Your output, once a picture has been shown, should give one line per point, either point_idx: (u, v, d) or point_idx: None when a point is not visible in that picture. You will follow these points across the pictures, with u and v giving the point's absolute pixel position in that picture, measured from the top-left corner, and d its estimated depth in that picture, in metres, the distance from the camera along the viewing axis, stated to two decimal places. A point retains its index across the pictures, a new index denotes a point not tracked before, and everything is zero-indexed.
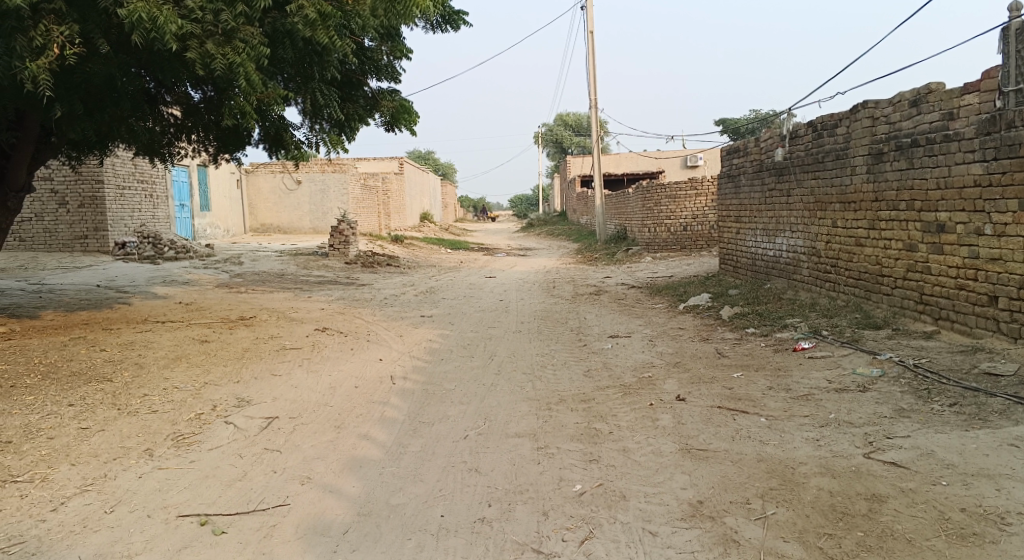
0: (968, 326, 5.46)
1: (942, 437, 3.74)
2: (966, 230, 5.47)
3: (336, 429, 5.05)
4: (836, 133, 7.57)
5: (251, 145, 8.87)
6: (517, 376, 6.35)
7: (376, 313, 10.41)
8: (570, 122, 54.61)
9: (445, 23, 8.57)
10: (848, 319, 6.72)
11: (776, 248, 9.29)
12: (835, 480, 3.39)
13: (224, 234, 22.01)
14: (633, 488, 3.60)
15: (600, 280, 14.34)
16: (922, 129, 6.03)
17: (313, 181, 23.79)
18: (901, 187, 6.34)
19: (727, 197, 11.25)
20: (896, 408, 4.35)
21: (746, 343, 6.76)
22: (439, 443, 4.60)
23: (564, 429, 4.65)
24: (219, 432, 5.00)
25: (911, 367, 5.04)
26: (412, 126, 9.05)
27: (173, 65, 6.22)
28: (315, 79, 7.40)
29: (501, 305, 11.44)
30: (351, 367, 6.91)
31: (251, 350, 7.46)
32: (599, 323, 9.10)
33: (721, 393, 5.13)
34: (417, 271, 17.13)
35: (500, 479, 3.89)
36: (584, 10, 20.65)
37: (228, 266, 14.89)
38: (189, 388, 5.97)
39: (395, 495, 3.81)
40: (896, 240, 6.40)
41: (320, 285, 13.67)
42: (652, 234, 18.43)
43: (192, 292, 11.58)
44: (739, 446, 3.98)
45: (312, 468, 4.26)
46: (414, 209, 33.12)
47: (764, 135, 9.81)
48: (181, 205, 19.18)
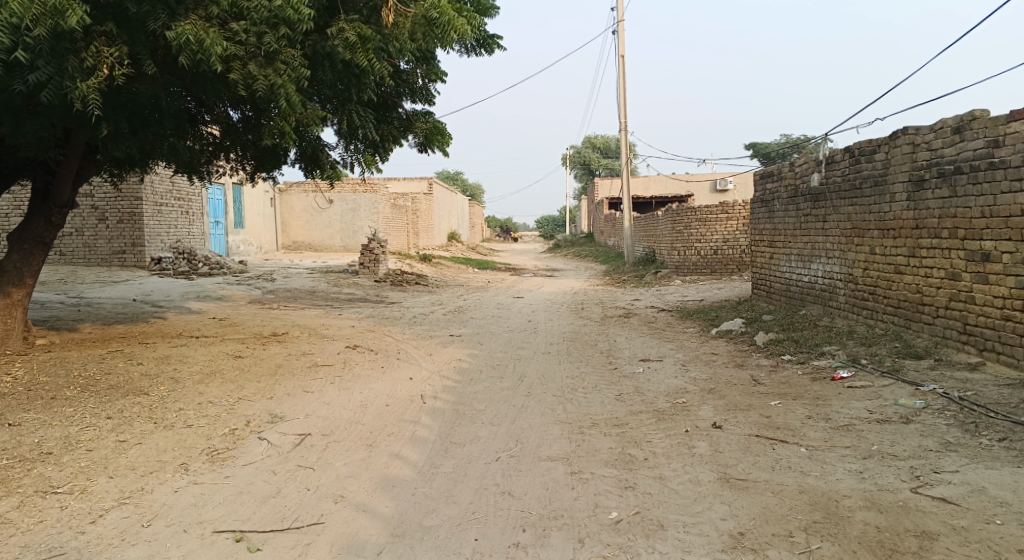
0: (1015, 358, 5.30)
1: (993, 473, 3.62)
2: (1012, 260, 5.34)
3: (368, 447, 5.05)
4: (874, 159, 7.48)
5: (287, 164, 9.04)
6: (548, 399, 6.31)
7: (405, 332, 10.46)
8: (598, 144, 54.73)
9: (479, 47, 8.69)
10: (888, 348, 6.57)
11: (811, 274, 9.16)
12: (882, 515, 3.29)
13: (257, 251, 22.38)
14: (671, 517, 3.53)
15: (629, 303, 14.27)
16: (966, 156, 5.93)
17: (344, 201, 24.17)
18: (943, 215, 6.22)
19: (760, 222, 11.14)
20: (943, 441, 4.22)
21: (782, 371, 6.64)
22: (472, 465, 4.57)
23: (598, 454, 4.60)
24: (253, 448, 5.04)
25: (956, 399, 4.90)
26: (445, 147, 9.16)
27: (216, 86, 6.42)
28: (352, 101, 7.53)
29: (529, 325, 11.42)
30: (382, 386, 6.93)
31: (283, 366, 7.53)
32: (630, 346, 9.02)
33: (758, 421, 5.04)
34: (445, 290, 17.22)
35: (534, 503, 3.85)
36: (615, 34, 20.80)
37: (260, 282, 15.12)
38: (223, 403, 6.04)
39: (429, 517, 3.79)
40: (938, 268, 6.27)
41: (350, 302, 13.80)
42: (682, 257, 18.30)
43: (225, 307, 11.77)
44: (779, 477, 3.90)
45: (345, 487, 4.26)
46: (442, 229, 33.37)
47: (798, 159, 9.72)
48: (216, 222, 19.59)
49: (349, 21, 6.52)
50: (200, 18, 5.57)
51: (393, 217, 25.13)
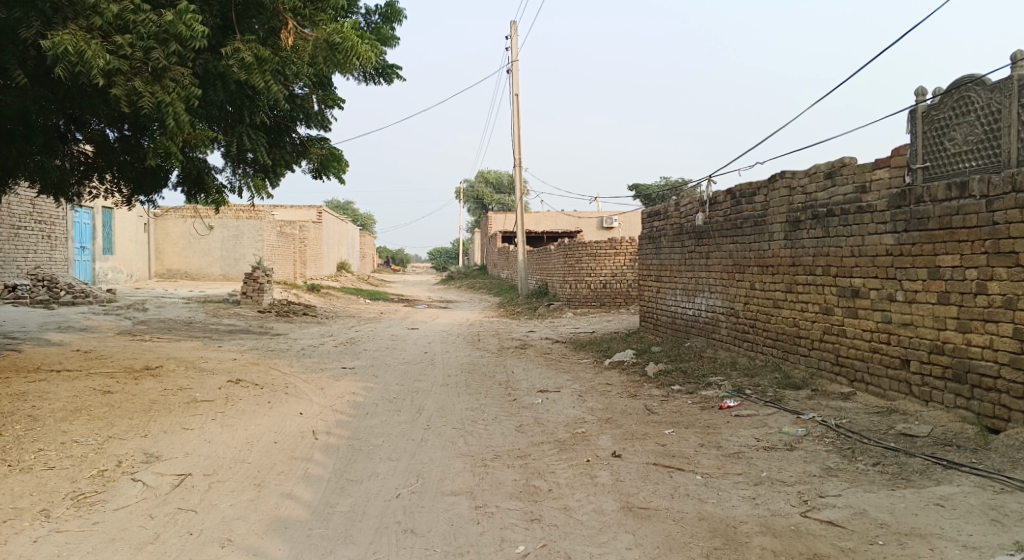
0: (881, 388, 5.80)
1: (871, 496, 3.90)
2: (878, 296, 5.87)
3: (256, 487, 4.71)
4: (754, 201, 8.06)
5: (168, 187, 8.46)
6: (448, 431, 6.18)
7: (294, 364, 9.98)
8: (491, 179, 55.47)
9: (378, 76, 8.63)
10: (769, 379, 7.02)
11: (695, 308, 9.67)
12: (777, 539, 3.45)
13: (127, 278, 20.73)
14: (578, 548, 3.53)
15: (524, 335, 14.40)
16: (837, 200, 6.53)
17: (226, 227, 22.97)
18: (817, 253, 6.78)
19: (647, 257, 11.65)
20: (824, 466, 4.53)
21: (674, 400, 6.89)
22: (370, 502, 4.37)
23: (502, 487, 4.54)
24: (126, 490, 4.58)
25: (834, 427, 5.28)
26: (342, 175, 8.93)
27: (94, 101, 6.01)
28: (244, 122, 7.19)
29: (425, 357, 11.24)
30: (271, 421, 6.53)
31: (159, 402, 6.94)
32: (527, 377, 9.07)
33: (655, 450, 5.19)
34: (335, 322, 16.65)
35: (439, 541, 3.72)
36: (509, 73, 21.34)
37: (131, 312, 13.99)
38: (91, 442, 5.46)
39: (327, 559, 3.57)
40: (813, 303, 6.80)
41: (231, 334, 13.02)
42: (573, 291, 18.79)
43: (90, 339, 10.75)
44: (679, 504, 4.01)
45: (233, 530, 3.94)
46: (331, 258, 32.39)
47: (682, 200, 10.28)
48: (81, 247, 18.03)
49: (245, 41, 6.25)
50: (79, 28, 5.20)
51: (278, 245, 24.12)
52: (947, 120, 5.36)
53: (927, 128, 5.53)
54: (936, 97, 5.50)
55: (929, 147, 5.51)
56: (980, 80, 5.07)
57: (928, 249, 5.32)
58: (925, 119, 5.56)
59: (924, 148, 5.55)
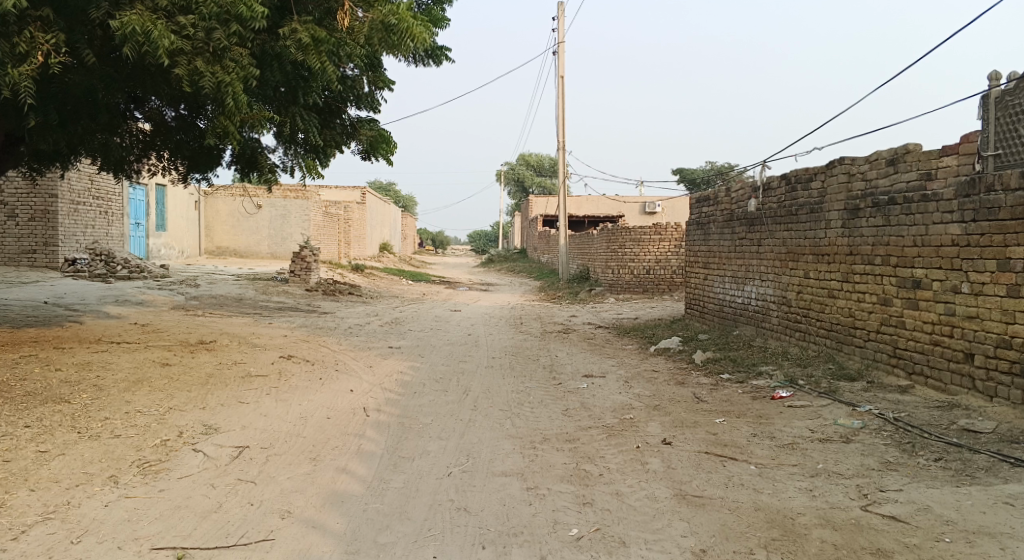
0: (942, 382, 5.62)
1: (935, 492, 3.80)
2: (942, 287, 5.67)
3: (312, 461, 4.83)
4: (810, 187, 7.85)
5: (222, 166, 8.64)
6: (495, 413, 6.23)
7: (342, 343, 10.16)
8: (532, 162, 55.19)
9: (428, 58, 8.64)
10: (822, 369, 6.88)
11: (743, 296, 9.52)
12: (836, 532, 3.40)
13: (179, 255, 21.34)
14: (632, 534, 3.53)
15: (567, 319, 14.39)
16: (900, 188, 6.32)
17: (273, 207, 23.43)
18: (876, 242, 6.58)
19: (695, 244, 11.47)
20: (883, 460, 4.42)
21: (723, 389, 6.81)
22: (422, 480, 4.44)
23: (553, 470, 4.56)
24: (188, 460, 4.75)
25: (891, 421, 5.15)
26: (390, 157, 8.98)
27: (157, 81, 6.17)
28: (297, 104, 7.27)
29: (469, 339, 11.32)
30: (322, 398, 6.67)
31: (215, 376, 7.15)
32: (572, 362, 9.07)
33: (706, 438, 5.14)
34: (379, 301, 16.88)
35: (492, 520, 3.77)
36: (556, 55, 21.13)
37: (184, 288, 14.42)
38: (153, 413, 5.67)
39: (383, 533, 3.65)
40: (870, 294, 6.61)
41: (280, 311, 13.33)
42: (615, 276, 18.65)
43: (147, 313, 11.12)
44: (734, 494, 3.97)
45: (291, 502, 4.06)
46: (374, 239, 32.77)
47: (733, 185, 10.08)
48: (136, 224, 18.63)
49: (302, 22, 6.34)
50: (145, 9, 5.31)
51: (324, 225, 24.53)
52: None
53: (1000, 113, 5.29)
54: (1012, 81, 5.26)
55: (1002, 133, 5.27)
56: None
57: (999, 239, 5.11)
58: (999, 104, 5.32)
59: (997, 135, 5.32)
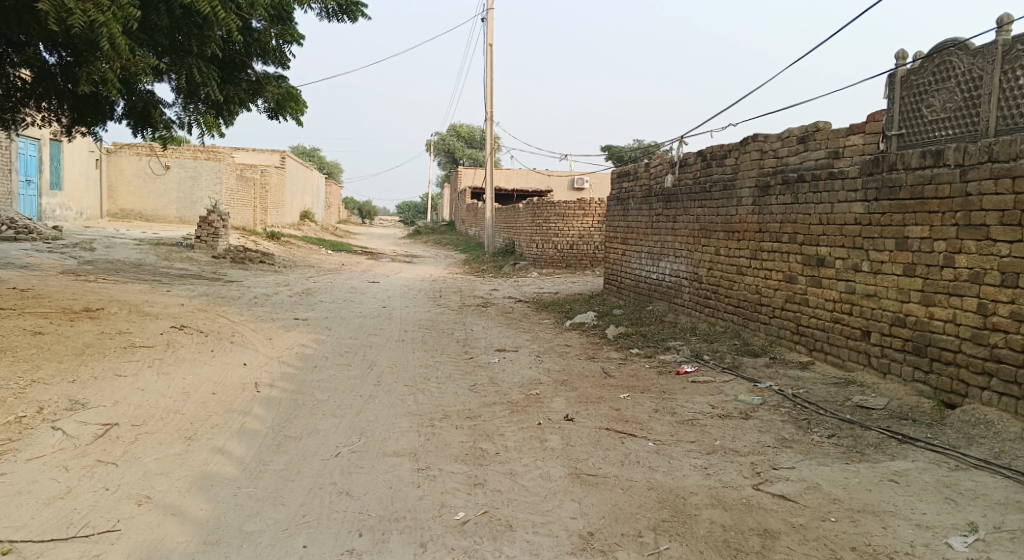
0: (840, 358, 5.73)
1: (825, 470, 3.81)
2: (844, 266, 5.75)
3: (186, 440, 4.43)
4: (724, 163, 7.84)
5: (112, 120, 7.77)
6: (398, 388, 5.96)
7: (245, 313, 9.59)
8: (463, 132, 54.28)
9: (341, 12, 8.07)
10: (728, 345, 6.95)
11: (658, 272, 9.53)
12: (726, 513, 3.33)
13: (76, 217, 19.79)
14: (520, 516, 3.36)
15: (487, 292, 14.20)
16: (808, 165, 6.36)
17: (183, 168, 21.99)
18: (784, 220, 6.62)
19: (615, 219, 11.41)
20: (779, 437, 4.43)
21: (632, 364, 6.76)
22: (307, 461, 4.13)
23: (448, 448, 4.34)
24: (43, 439, 4.25)
25: (790, 397, 5.20)
26: (298, 117, 8.39)
27: (19, 16, 5.44)
28: (193, 55, 6.55)
29: (383, 311, 10.94)
30: (211, 371, 6.19)
31: (93, 346, 6.54)
32: (486, 336, 8.86)
33: (608, 414, 5.03)
34: (293, 271, 16.18)
35: (374, 504, 3.51)
36: (484, 22, 20.57)
37: (77, 251, 13.33)
38: (11, 386, 5.08)
39: (251, 521, 3.33)
40: (777, 271, 6.68)
41: (182, 278, 12.52)
42: (539, 250, 18.57)
43: (29, 277, 10.17)
44: (629, 472, 3.86)
45: (153, 486, 3.67)
46: (295, 206, 31.41)
47: (653, 160, 10.01)
48: (26, 180, 17.11)
49: None
50: None
51: (238, 189, 23.34)
52: (925, 86, 5.18)
53: (905, 94, 5.35)
54: (917, 61, 5.29)
55: (906, 113, 5.32)
56: (963, 45, 4.86)
57: (898, 219, 5.19)
58: (904, 84, 5.37)
59: (900, 114, 5.38)
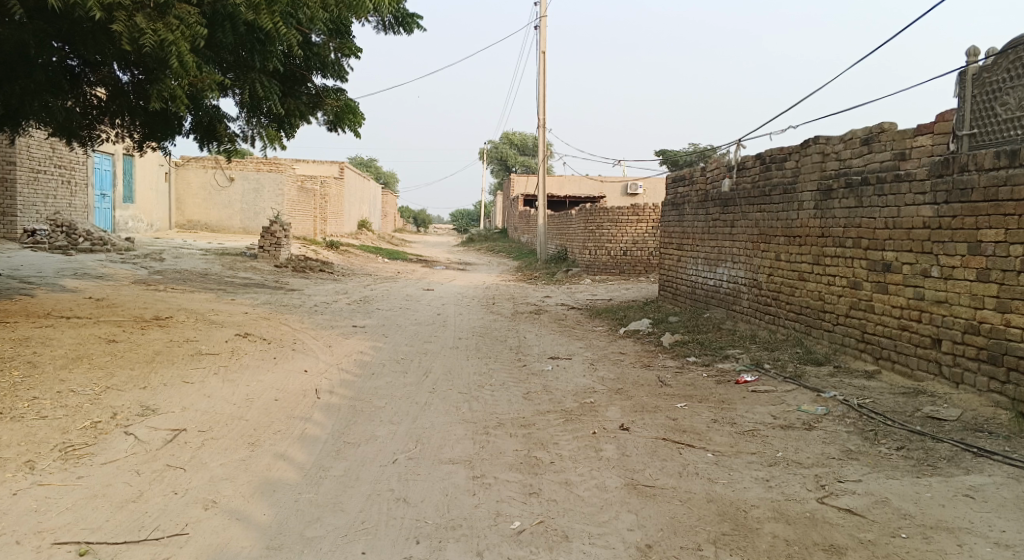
0: (909, 367, 5.49)
1: (894, 483, 3.64)
2: (911, 271, 5.51)
3: (250, 446, 4.57)
4: (784, 167, 7.64)
5: (180, 135, 8.13)
6: (453, 396, 6.00)
7: (304, 321, 9.86)
8: (515, 140, 54.51)
9: (397, 25, 8.23)
10: (789, 354, 6.76)
11: (715, 278, 9.34)
12: (789, 527, 3.22)
13: (148, 229, 20.75)
14: (576, 527, 3.33)
15: (541, 299, 14.19)
16: (873, 168, 6.13)
17: (246, 180, 22.81)
18: (848, 224, 6.40)
19: (670, 225, 11.24)
20: (844, 449, 4.27)
21: (688, 372, 6.64)
22: (365, 467, 4.21)
23: (503, 457, 4.35)
24: (117, 444, 4.46)
25: (856, 407, 5.01)
26: (356, 128, 8.59)
27: (96, 40, 5.77)
28: (255, 70, 6.83)
29: (437, 319, 11.06)
30: (272, 378, 6.38)
31: (163, 353, 6.83)
32: (540, 343, 8.85)
33: (665, 424, 4.95)
34: (350, 279, 16.55)
35: (430, 511, 3.55)
36: (536, 29, 20.65)
37: (148, 262, 13.98)
38: (88, 392, 5.36)
39: (311, 526, 3.41)
40: (841, 277, 6.45)
41: (245, 287, 12.97)
42: (593, 257, 18.43)
43: (105, 287, 10.72)
44: (687, 484, 3.78)
45: (218, 491, 3.80)
46: (352, 216, 32.14)
47: (709, 164, 9.83)
48: (102, 195, 18.06)
49: None
50: None
51: (297, 200, 24.05)
52: (1000, 84, 4.93)
53: (976, 91, 5.10)
54: (990, 57, 5.04)
55: (978, 111, 5.07)
56: None
57: (970, 222, 4.94)
58: (976, 81, 5.12)
59: (972, 113, 5.13)
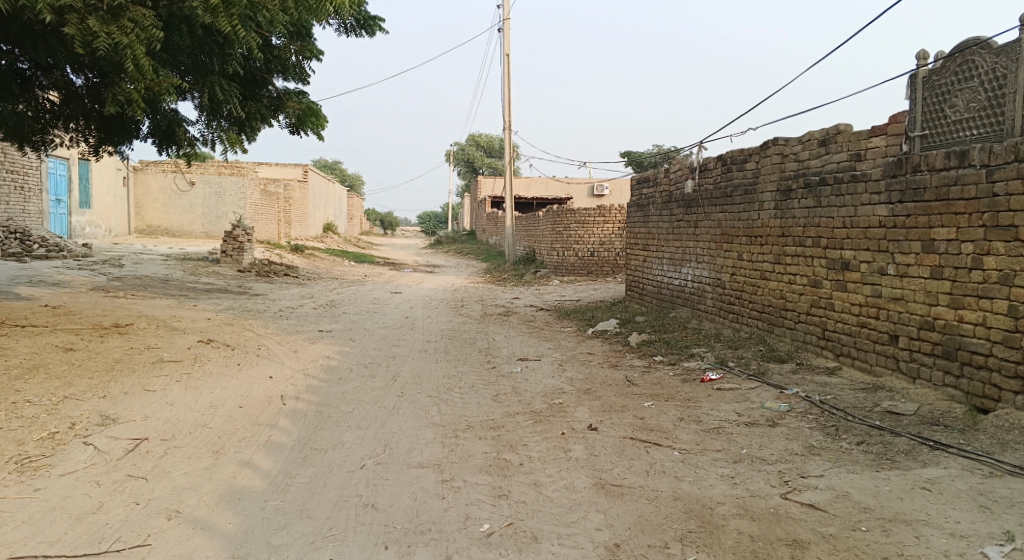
0: (868, 363, 5.64)
1: (854, 478, 3.74)
2: (869, 269, 5.66)
3: (214, 454, 4.49)
4: (745, 168, 7.79)
5: (138, 139, 7.94)
6: (422, 400, 5.98)
7: (270, 326, 9.72)
8: (482, 142, 54.48)
9: (360, 27, 8.18)
10: (753, 351, 6.88)
11: (681, 278, 9.47)
12: (754, 522, 3.29)
13: (106, 234, 20.22)
14: (546, 528, 3.35)
15: (509, 301, 14.22)
16: (830, 169, 6.29)
17: (208, 183, 22.39)
18: (808, 224, 6.55)
19: (636, 225, 11.36)
20: (806, 444, 4.37)
21: (655, 372, 6.72)
22: (333, 473, 4.16)
23: (472, 460, 4.35)
24: (75, 455, 4.34)
25: (817, 403, 5.13)
26: (319, 131, 8.51)
27: (49, 42, 5.62)
28: (214, 73, 6.71)
29: (406, 322, 11.00)
30: (237, 385, 6.28)
31: (123, 361, 6.67)
32: (508, 345, 8.86)
33: (633, 423, 5.00)
34: (316, 283, 16.36)
35: (400, 516, 3.53)
36: (501, 32, 20.69)
37: (106, 268, 13.63)
38: (44, 402, 5.20)
39: (278, 534, 3.37)
40: (801, 275, 6.60)
41: (208, 293, 12.73)
42: (560, 258, 18.52)
43: (61, 294, 10.41)
44: (655, 483, 3.83)
45: (182, 501, 3.72)
46: (318, 219, 31.78)
47: (673, 166, 9.96)
48: (56, 199, 17.54)
49: None
50: None
51: (261, 204, 23.69)
52: (948, 86, 5.10)
53: (927, 94, 5.27)
54: (939, 61, 5.22)
55: (928, 114, 5.24)
56: (986, 43, 4.79)
57: (924, 221, 5.10)
58: (926, 84, 5.30)
59: (923, 115, 5.30)
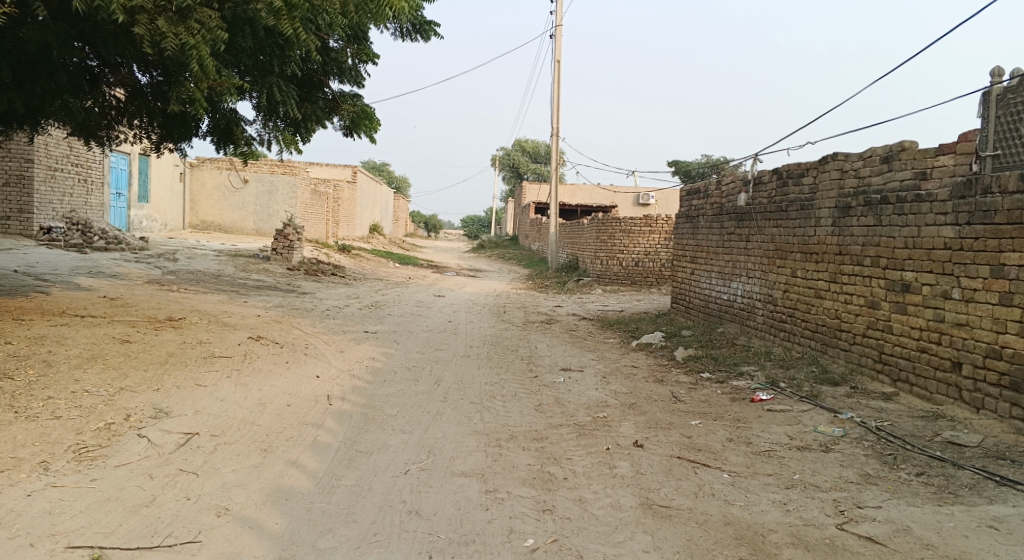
0: (927, 391, 5.41)
1: (915, 511, 3.58)
2: (931, 292, 5.44)
3: (262, 452, 4.56)
4: (802, 182, 7.58)
5: (197, 137, 8.17)
6: (465, 406, 5.97)
7: (316, 325, 9.87)
8: (528, 147, 54.55)
9: (415, 32, 8.27)
10: (804, 372, 6.69)
11: (730, 292, 9.27)
12: (808, 554, 3.17)
13: (162, 228, 20.89)
14: (591, 547, 3.30)
15: (552, 308, 14.16)
16: (893, 187, 6.07)
17: (260, 182, 22.95)
18: (867, 242, 6.34)
19: (684, 238, 11.19)
20: (862, 473, 4.20)
21: (702, 389, 6.57)
22: (377, 477, 4.18)
23: (516, 471, 4.31)
24: (130, 446, 4.46)
25: (874, 430, 4.94)
26: (371, 134, 8.63)
27: (119, 43, 5.83)
28: (274, 74, 6.86)
29: (449, 326, 11.05)
30: (285, 383, 6.38)
31: (176, 355, 6.85)
32: (551, 354, 8.80)
33: (680, 442, 4.90)
34: (361, 283, 16.58)
35: (444, 526, 3.51)
36: (553, 39, 20.68)
37: (162, 261, 14.07)
38: (101, 393, 5.36)
39: (324, 537, 3.39)
40: (858, 295, 6.38)
41: (257, 289, 13.02)
42: (604, 267, 18.36)
43: (119, 286, 10.78)
44: (703, 505, 3.74)
45: (231, 498, 3.78)
46: (364, 220, 32.25)
47: (725, 178, 9.77)
48: (117, 193, 18.20)
49: None
50: None
51: (310, 203, 24.15)
52: None
53: (1001, 112, 5.04)
54: (1015, 78, 5.00)
55: (1002, 133, 5.02)
56: None
57: (993, 245, 4.88)
58: (1000, 102, 5.07)
59: (995, 134, 5.07)
